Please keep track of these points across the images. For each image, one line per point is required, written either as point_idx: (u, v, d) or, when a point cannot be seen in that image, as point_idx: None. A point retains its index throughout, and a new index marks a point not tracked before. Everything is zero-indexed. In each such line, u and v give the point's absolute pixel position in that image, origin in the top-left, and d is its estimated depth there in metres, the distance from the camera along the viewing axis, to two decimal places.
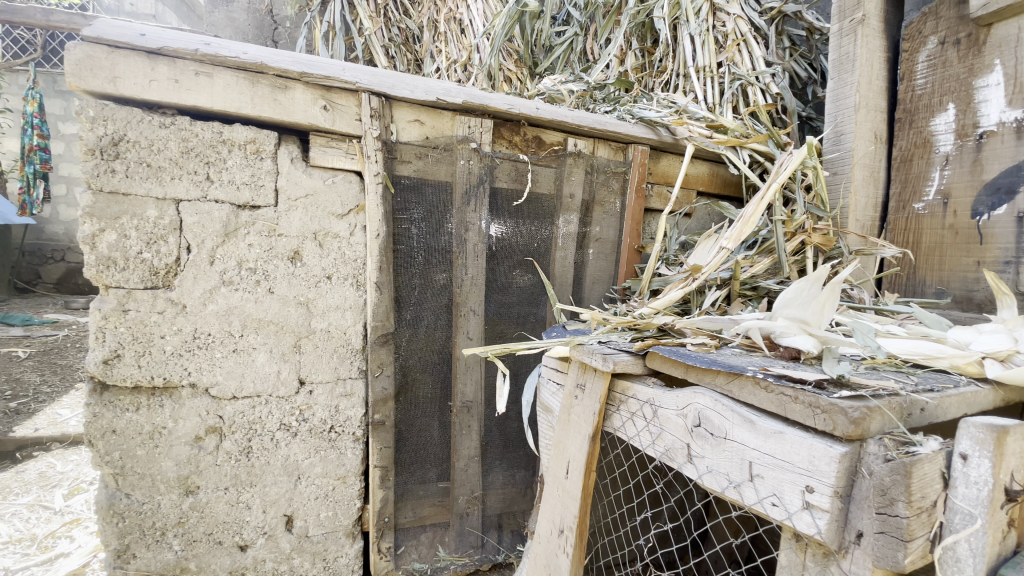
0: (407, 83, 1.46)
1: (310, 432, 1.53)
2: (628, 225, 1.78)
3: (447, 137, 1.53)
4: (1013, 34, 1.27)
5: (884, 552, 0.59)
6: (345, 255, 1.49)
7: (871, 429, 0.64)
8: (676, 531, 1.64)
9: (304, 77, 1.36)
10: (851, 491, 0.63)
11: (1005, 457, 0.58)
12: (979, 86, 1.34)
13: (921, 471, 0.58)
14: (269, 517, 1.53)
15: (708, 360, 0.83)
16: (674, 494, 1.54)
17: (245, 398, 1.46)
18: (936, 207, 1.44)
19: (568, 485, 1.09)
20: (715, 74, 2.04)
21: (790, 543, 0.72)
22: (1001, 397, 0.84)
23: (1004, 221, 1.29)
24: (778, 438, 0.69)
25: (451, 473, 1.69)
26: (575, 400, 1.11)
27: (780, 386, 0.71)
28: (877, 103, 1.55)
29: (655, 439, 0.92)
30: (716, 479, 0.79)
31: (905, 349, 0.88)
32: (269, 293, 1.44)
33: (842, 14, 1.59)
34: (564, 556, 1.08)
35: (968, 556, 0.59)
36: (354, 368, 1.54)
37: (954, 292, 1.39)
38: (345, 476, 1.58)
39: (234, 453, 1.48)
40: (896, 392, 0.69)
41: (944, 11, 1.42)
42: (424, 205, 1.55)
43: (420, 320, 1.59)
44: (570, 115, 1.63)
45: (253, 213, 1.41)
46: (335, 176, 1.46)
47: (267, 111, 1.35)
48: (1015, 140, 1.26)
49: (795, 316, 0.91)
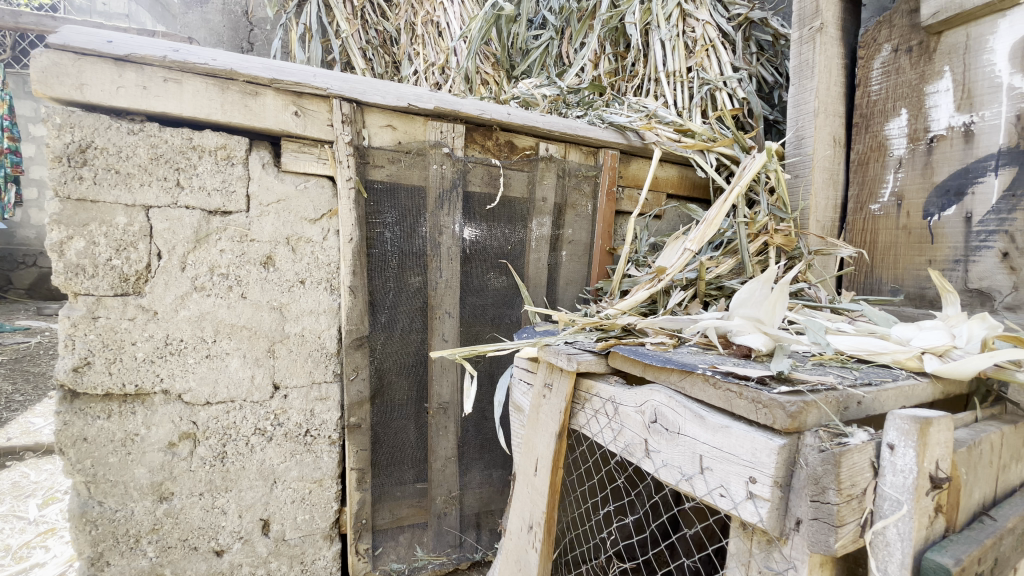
0: (378, 89, 1.47)
1: (285, 436, 1.54)
2: (599, 227, 1.82)
3: (420, 142, 1.55)
4: (962, 42, 1.33)
5: (818, 537, 0.62)
6: (319, 260, 1.50)
7: (808, 422, 0.67)
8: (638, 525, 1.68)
9: (274, 83, 1.36)
10: (791, 481, 0.67)
11: (929, 447, 0.61)
12: (930, 92, 1.40)
13: (850, 460, 0.62)
14: (245, 522, 1.54)
15: (664, 358, 0.87)
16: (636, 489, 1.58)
17: (219, 403, 1.47)
18: (891, 208, 1.50)
19: (536, 482, 1.12)
20: (685, 78, 2.09)
21: (738, 532, 0.76)
22: (939, 389, 0.88)
23: (953, 221, 1.35)
24: (725, 432, 0.73)
25: (429, 474, 1.71)
26: (543, 399, 1.14)
27: (727, 382, 0.75)
28: (836, 108, 1.61)
29: (616, 435, 0.96)
30: (671, 472, 0.83)
31: (852, 345, 0.93)
32: (241, 298, 1.44)
33: (802, 22, 1.65)
34: (533, 552, 1.11)
35: (896, 540, 0.62)
36: (329, 372, 1.55)
37: (908, 289, 1.45)
38: (322, 480, 1.59)
39: (208, 458, 1.48)
40: (834, 387, 0.73)
41: (897, 20, 1.48)
42: (397, 209, 1.56)
43: (395, 323, 1.60)
44: (541, 121, 1.67)
45: (224, 218, 1.41)
46: (307, 181, 1.47)
47: (237, 117, 1.36)
48: (963, 144, 1.33)
49: (750, 315, 0.93)
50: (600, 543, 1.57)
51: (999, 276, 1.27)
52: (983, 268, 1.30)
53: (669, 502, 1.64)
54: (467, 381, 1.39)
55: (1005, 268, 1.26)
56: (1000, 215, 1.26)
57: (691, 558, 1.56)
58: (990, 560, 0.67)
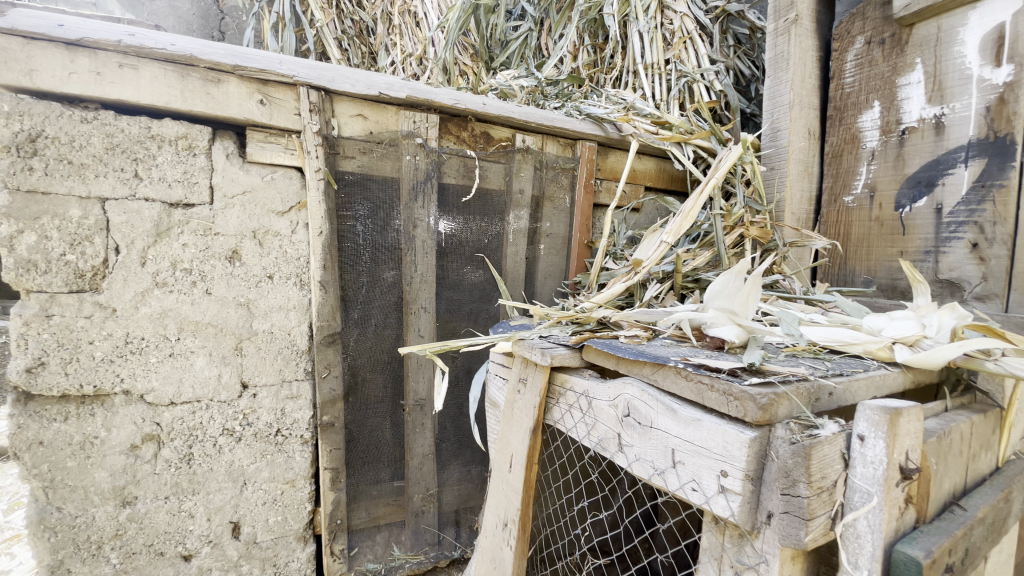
0: (347, 77, 1.43)
1: (255, 436, 1.49)
2: (577, 220, 1.80)
3: (392, 132, 1.51)
4: (933, 33, 1.33)
5: (789, 531, 0.61)
6: (287, 254, 1.45)
7: (779, 414, 0.66)
8: (612, 520, 1.68)
9: (237, 70, 1.31)
10: (762, 474, 0.66)
11: (899, 438, 0.60)
12: (902, 84, 1.41)
13: (821, 452, 0.61)
14: (214, 525, 1.49)
15: (636, 352, 0.85)
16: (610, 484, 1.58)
17: (184, 404, 1.41)
18: (864, 200, 1.51)
19: (511, 478, 1.11)
20: (663, 71, 2.09)
21: (710, 526, 0.75)
22: (911, 379, 0.87)
23: (924, 213, 1.36)
24: (697, 426, 0.72)
25: (406, 472, 1.68)
26: (518, 395, 1.12)
27: (698, 375, 0.73)
28: (810, 100, 1.61)
29: (590, 430, 0.94)
30: (644, 466, 0.82)
31: (825, 337, 0.92)
32: (206, 294, 1.39)
33: (777, 14, 1.64)
34: (508, 549, 1.09)
35: (866, 532, 0.61)
36: (301, 370, 1.51)
37: (880, 281, 1.46)
38: (294, 480, 1.55)
39: (173, 460, 1.43)
40: (805, 378, 0.72)
41: (870, 12, 1.49)
42: (370, 201, 1.52)
43: (369, 319, 1.56)
44: (517, 111, 1.64)
45: (187, 211, 1.36)
46: (274, 172, 1.42)
47: (198, 105, 1.30)
48: (934, 136, 1.34)
49: (724, 306, 0.92)
50: (575, 539, 1.56)
51: (969, 266, 1.28)
52: (953, 259, 1.31)
53: (643, 496, 1.65)
54: (441, 377, 1.36)
55: (974, 259, 1.27)
56: (970, 207, 1.27)
57: (664, 552, 1.56)
58: (960, 551, 0.67)
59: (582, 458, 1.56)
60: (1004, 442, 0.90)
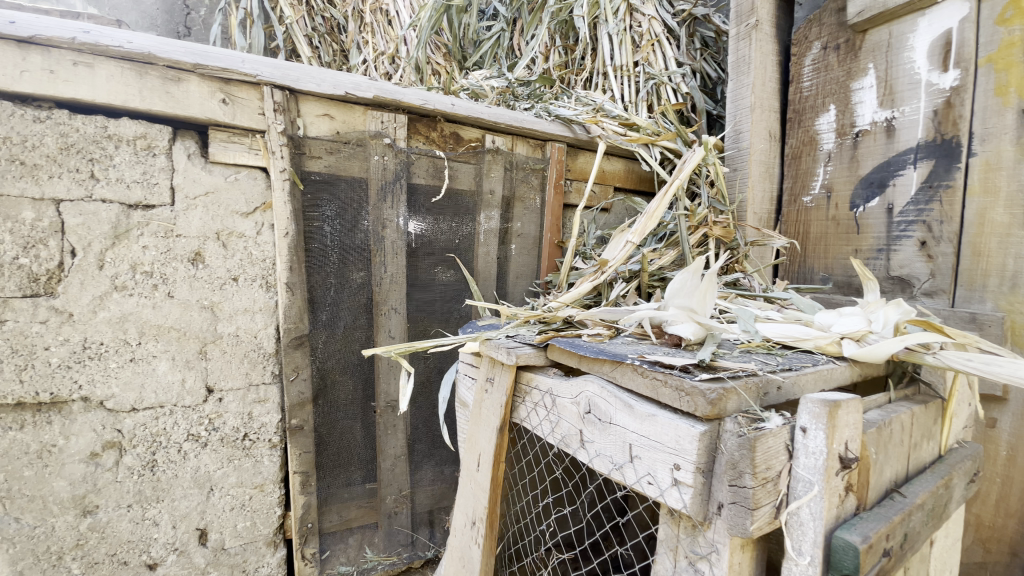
0: (313, 76, 1.41)
1: (222, 442, 1.47)
2: (548, 221, 1.82)
3: (359, 132, 1.50)
4: (885, 40, 1.39)
5: (736, 521, 0.63)
6: (252, 256, 1.43)
7: (728, 409, 0.68)
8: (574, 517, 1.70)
9: (198, 69, 1.28)
10: (713, 466, 0.68)
11: (838, 429, 0.63)
12: (856, 88, 1.46)
13: (765, 444, 0.63)
14: (180, 532, 1.46)
15: (597, 350, 0.87)
16: (574, 479, 1.61)
17: (147, 410, 1.38)
18: (821, 200, 1.56)
19: (479, 477, 1.12)
20: (631, 73, 2.12)
21: (667, 519, 0.77)
22: (857, 372, 0.91)
23: (876, 213, 1.42)
24: (651, 421, 0.74)
25: (378, 474, 1.67)
26: (486, 394, 1.13)
27: (653, 371, 0.75)
28: (771, 103, 1.66)
29: (554, 427, 0.96)
30: (604, 461, 0.84)
31: (779, 333, 0.96)
32: (168, 297, 1.36)
33: (739, 18, 1.68)
34: (476, 547, 1.10)
35: (809, 520, 0.64)
36: (268, 373, 1.49)
37: (837, 278, 1.52)
38: (263, 485, 1.53)
39: (136, 468, 1.40)
40: (754, 373, 0.75)
41: (826, 18, 1.54)
42: (337, 201, 1.50)
43: (338, 321, 1.55)
44: (486, 112, 1.64)
45: (146, 213, 1.32)
46: (238, 173, 1.40)
47: (157, 104, 1.27)
48: (885, 138, 1.39)
49: (683, 304, 0.94)
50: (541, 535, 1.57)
51: (918, 264, 1.33)
52: (903, 257, 1.37)
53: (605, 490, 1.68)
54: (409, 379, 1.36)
55: (922, 256, 1.32)
56: (919, 207, 1.33)
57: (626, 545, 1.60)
58: (899, 536, 0.70)
59: (547, 454, 1.58)
60: (946, 431, 0.94)
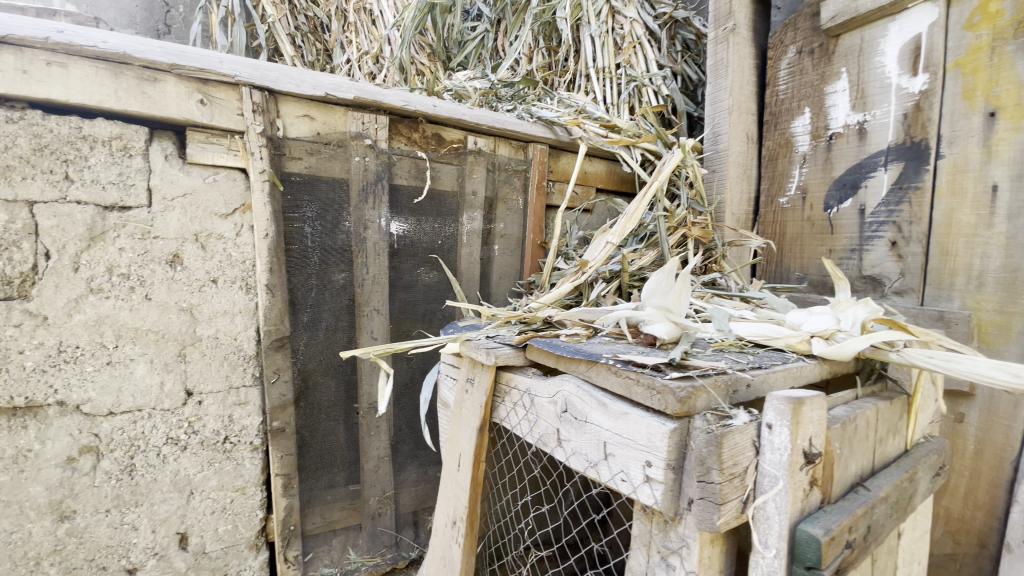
0: (292, 76, 1.40)
1: (202, 445, 1.46)
2: (531, 222, 1.83)
3: (340, 133, 1.50)
4: (857, 44, 1.42)
5: (704, 516, 0.65)
6: (232, 257, 1.42)
7: (697, 407, 0.70)
8: (552, 514, 1.72)
9: (174, 69, 1.27)
10: (683, 463, 0.70)
11: (802, 425, 0.65)
12: (830, 92, 1.50)
13: (732, 441, 0.65)
14: (160, 537, 1.45)
15: (573, 349, 0.88)
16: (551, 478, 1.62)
17: (124, 413, 1.37)
18: (797, 201, 1.60)
19: (459, 477, 1.12)
20: (613, 75, 2.15)
21: (640, 515, 0.78)
22: (826, 370, 0.94)
23: (849, 214, 1.45)
24: (624, 419, 0.76)
25: (361, 475, 1.67)
26: (466, 394, 1.14)
27: (626, 370, 0.77)
28: (748, 106, 1.69)
29: (532, 426, 0.97)
30: (580, 459, 0.85)
31: (751, 331, 0.99)
32: (145, 300, 1.34)
33: (717, 22, 1.71)
34: (457, 546, 1.11)
35: (774, 514, 0.66)
36: (248, 375, 1.48)
37: (812, 277, 1.55)
38: (244, 488, 1.52)
39: (114, 472, 1.38)
40: (724, 371, 0.76)
41: (801, 23, 1.57)
42: (318, 202, 1.50)
43: (319, 322, 1.54)
44: (468, 114, 1.65)
45: (123, 214, 1.31)
46: (217, 174, 1.39)
47: (133, 104, 1.26)
48: (857, 141, 1.43)
49: (659, 304, 0.95)
50: (519, 533, 1.58)
51: (889, 263, 1.37)
52: (875, 257, 1.40)
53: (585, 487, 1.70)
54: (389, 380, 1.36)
55: (893, 256, 1.36)
56: (889, 207, 1.36)
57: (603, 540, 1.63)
58: (862, 528, 0.72)
59: (525, 453, 1.59)
60: (912, 426, 0.97)
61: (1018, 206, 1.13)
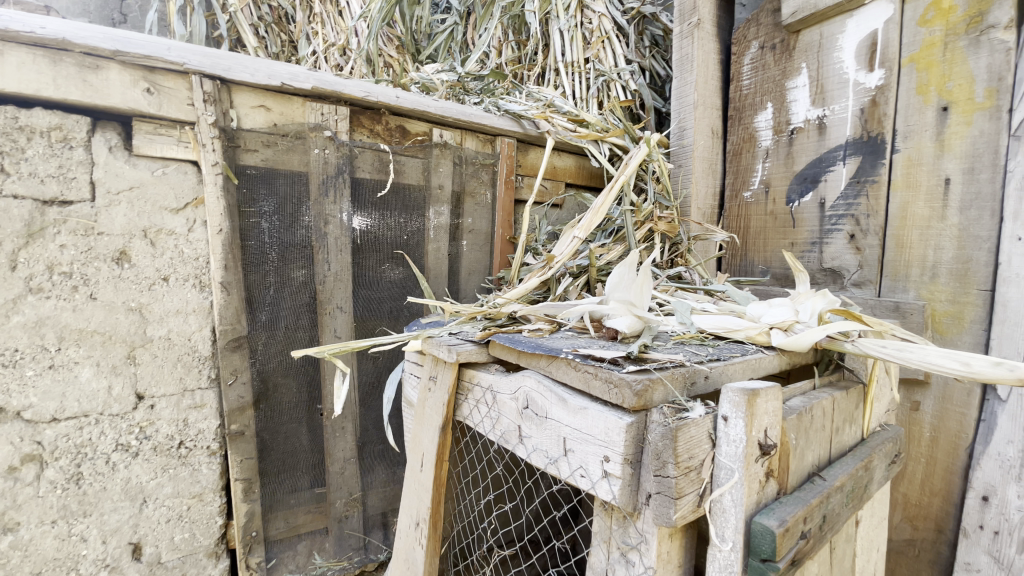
0: (246, 66, 1.35)
1: (155, 450, 1.39)
2: (499, 216, 1.81)
3: (298, 125, 1.45)
4: (816, 40, 1.45)
5: (661, 510, 0.64)
6: (184, 254, 1.36)
7: (653, 400, 0.69)
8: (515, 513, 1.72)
9: (118, 56, 1.20)
10: (641, 457, 0.69)
11: (756, 416, 0.64)
12: (791, 87, 1.52)
13: (688, 434, 0.64)
14: (111, 548, 1.38)
15: (534, 344, 0.87)
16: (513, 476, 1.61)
17: (69, 419, 1.29)
18: (760, 195, 1.62)
19: (422, 477, 1.10)
20: (582, 69, 2.15)
21: (600, 510, 0.78)
22: (784, 360, 0.95)
23: (810, 207, 1.48)
24: (583, 414, 0.75)
25: (326, 478, 1.62)
26: (429, 392, 1.11)
27: (585, 364, 0.76)
28: (713, 101, 1.71)
29: (494, 424, 0.96)
30: (540, 456, 0.84)
31: (713, 324, 0.99)
32: (90, 299, 1.27)
33: (682, 17, 1.71)
34: (420, 548, 1.08)
35: (731, 506, 0.65)
36: (204, 377, 1.42)
37: (775, 270, 1.58)
38: (201, 494, 1.46)
39: (59, 481, 1.30)
40: (681, 363, 0.76)
41: (763, 19, 1.59)
42: (276, 197, 1.45)
43: (279, 320, 1.49)
44: (432, 106, 1.62)
45: (64, 209, 1.24)
46: (166, 166, 1.33)
47: (73, 93, 1.19)
48: (817, 135, 1.45)
49: (623, 298, 0.94)
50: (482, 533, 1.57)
51: (847, 256, 1.40)
52: (834, 249, 1.43)
53: (550, 482, 1.69)
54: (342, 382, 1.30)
55: (852, 249, 1.39)
56: (848, 201, 1.39)
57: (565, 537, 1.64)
58: (817, 518, 0.72)
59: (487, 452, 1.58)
60: (867, 415, 0.98)
61: (969, 198, 1.16)
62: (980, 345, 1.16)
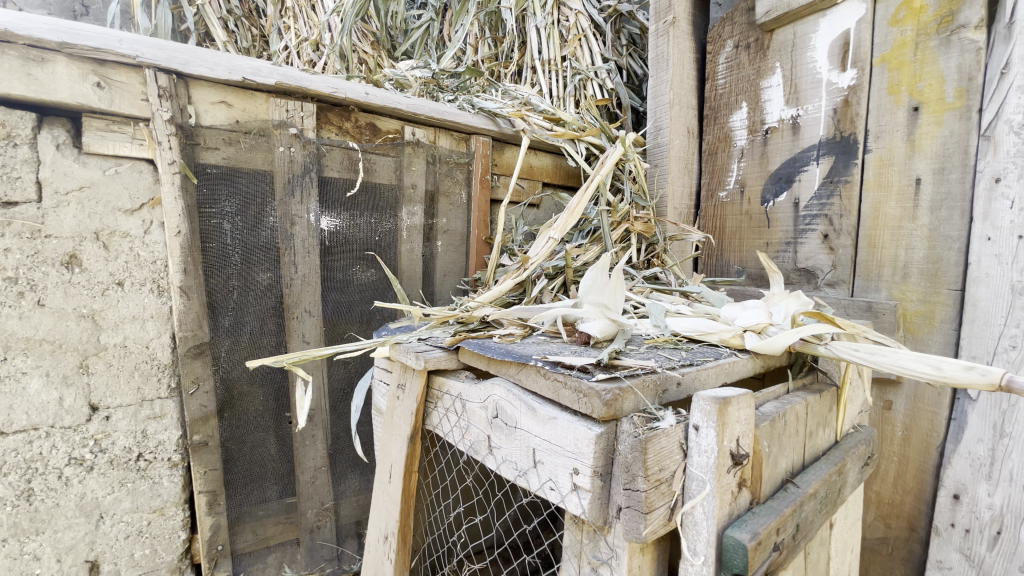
0: (205, 59, 1.29)
1: (111, 464, 1.33)
2: (474, 217, 1.77)
3: (261, 121, 1.39)
4: (790, 39, 1.44)
5: (631, 525, 0.62)
6: (139, 257, 1.30)
7: (624, 409, 0.66)
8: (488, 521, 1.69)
9: (65, 48, 1.13)
10: (611, 469, 0.67)
11: (728, 425, 0.62)
12: (765, 86, 1.51)
13: (658, 446, 0.62)
14: (65, 567, 1.31)
15: (504, 351, 0.83)
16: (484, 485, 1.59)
17: (17, 433, 1.22)
18: (735, 195, 1.61)
19: (390, 489, 1.06)
20: (559, 67, 2.13)
21: (571, 524, 0.75)
22: (759, 363, 0.94)
23: (784, 207, 1.47)
24: (552, 424, 0.72)
25: (296, 487, 1.57)
26: (398, 401, 1.07)
27: (553, 372, 0.72)
28: (688, 100, 1.70)
29: (464, 433, 0.92)
30: (510, 467, 0.81)
31: (687, 326, 0.97)
32: (38, 306, 1.20)
33: (657, 15, 1.70)
34: (388, 562, 1.05)
35: (702, 519, 0.63)
36: (163, 387, 1.35)
37: (750, 270, 1.57)
38: (163, 508, 1.40)
39: (8, 498, 1.23)
40: (653, 370, 0.73)
41: (738, 17, 1.58)
42: (238, 197, 1.39)
43: (243, 326, 1.44)
44: (404, 103, 1.57)
45: (6, 210, 1.16)
46: (119, 165, 1.26)
47: (17, 87, 1.11)
48: (791, 135, 1.45)
49: (597, 301, 0.91)
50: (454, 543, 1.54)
51: (821, 256, 1.40)
52: (808, 249, 1.43)
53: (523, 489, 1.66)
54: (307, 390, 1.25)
55: (825, 249, 1.39)
56: (821, 201, 1.39)
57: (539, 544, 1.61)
58: (790, 527, 0.71)
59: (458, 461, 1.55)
60: (841, 418, 0.98)
61: (940, 198, 1.16)
62: (950, 345, 1.17)
